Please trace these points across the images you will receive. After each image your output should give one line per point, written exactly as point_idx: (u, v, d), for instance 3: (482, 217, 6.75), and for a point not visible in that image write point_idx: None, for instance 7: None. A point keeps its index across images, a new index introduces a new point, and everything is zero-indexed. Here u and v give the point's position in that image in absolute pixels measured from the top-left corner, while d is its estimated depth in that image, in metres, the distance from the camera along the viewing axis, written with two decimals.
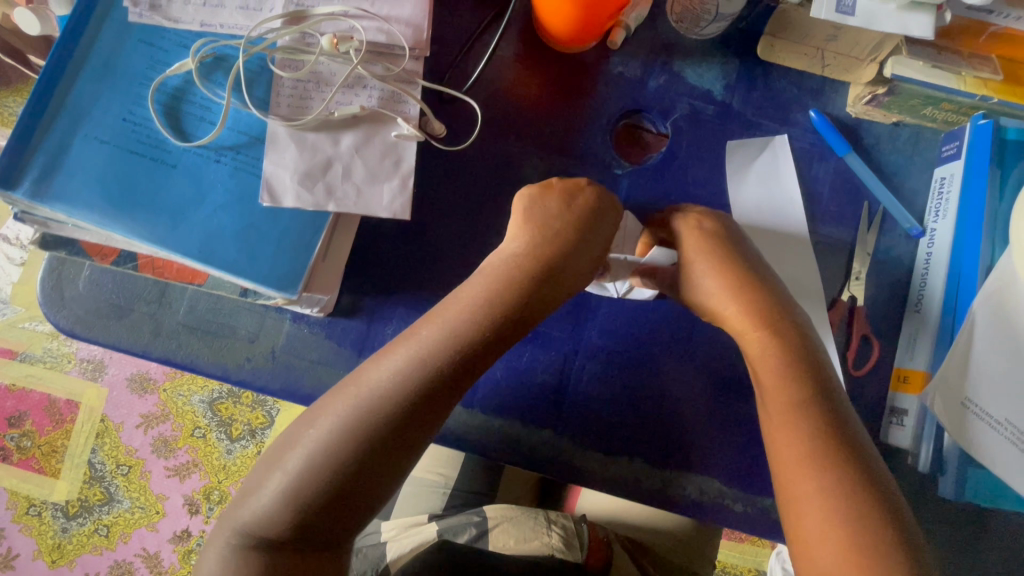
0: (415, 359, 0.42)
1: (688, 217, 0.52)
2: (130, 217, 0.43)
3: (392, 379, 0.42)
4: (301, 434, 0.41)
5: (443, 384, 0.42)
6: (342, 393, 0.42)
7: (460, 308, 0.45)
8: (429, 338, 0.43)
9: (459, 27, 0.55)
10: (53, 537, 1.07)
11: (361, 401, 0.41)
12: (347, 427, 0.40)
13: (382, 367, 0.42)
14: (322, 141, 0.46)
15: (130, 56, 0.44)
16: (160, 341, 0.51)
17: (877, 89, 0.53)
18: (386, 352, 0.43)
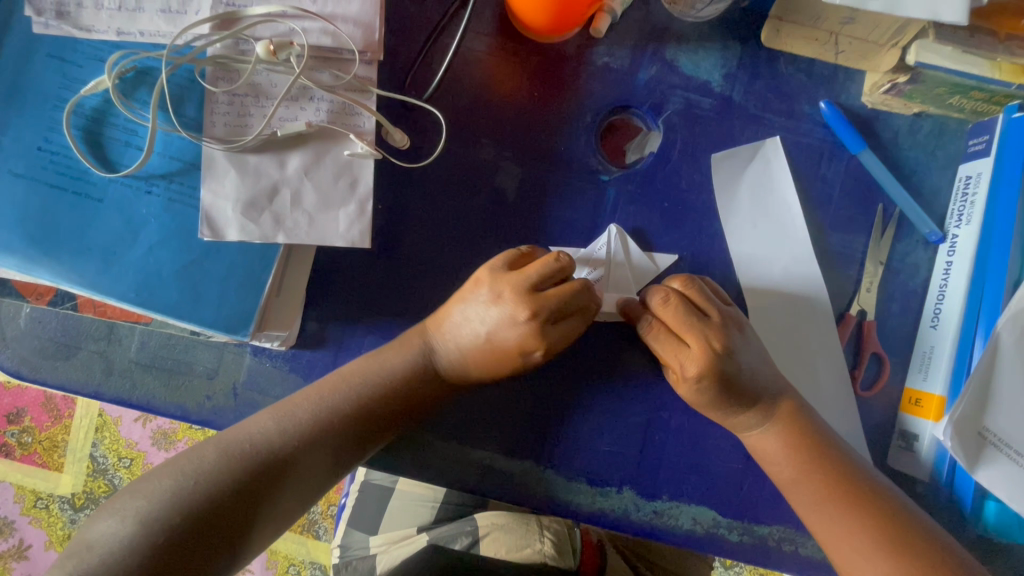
0: (332, 402, 0.43)
1: (688, 352, 0.44)
2: (56, 260, 0.39)
3: (307, 417, 0.42)
4: (190, 456, 0.39)
5: (360, 431, 0.43)
6: (235, 444, 0.40)
7: (387, 354, 0.45)
8: (338, 398, 0.43)
9: (423, 16, 0.48)
10: (63, 528, 1.08)
11: (253, 456, 0.40)
12: (244, 454, 0.40)
13: (296, 406, 0.43)
14: (265, 163, 0.41)
15: (40, 75, 0.39)
16: (112, 381, 0.47)
17: (898, 77, 0.46)
18: (288, 400, 0.43)
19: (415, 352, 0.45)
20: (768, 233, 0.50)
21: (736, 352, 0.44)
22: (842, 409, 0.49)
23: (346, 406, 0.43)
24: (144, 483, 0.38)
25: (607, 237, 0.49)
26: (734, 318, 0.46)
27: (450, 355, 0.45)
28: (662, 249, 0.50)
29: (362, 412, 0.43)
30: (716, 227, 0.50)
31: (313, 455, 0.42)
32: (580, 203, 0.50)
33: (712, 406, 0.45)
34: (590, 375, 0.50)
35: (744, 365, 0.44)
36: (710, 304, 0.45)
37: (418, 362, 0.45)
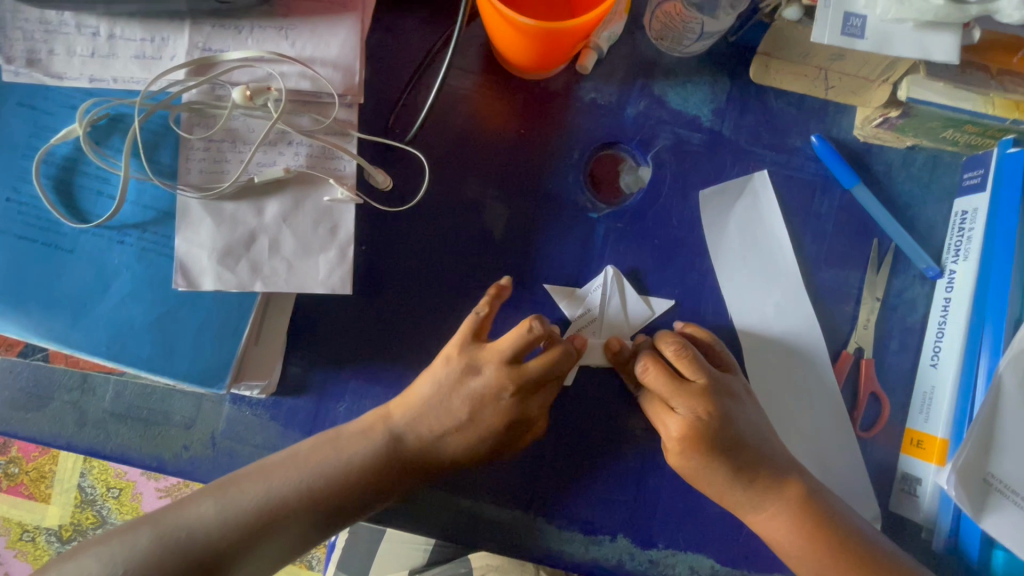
0: (302, 476, 0.42)
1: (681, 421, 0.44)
2: (25, 314, 0.38)
3: (275, 493, 0.41)
4: (155, 522, 0.39)
5: (326, 509, 0.42)
6: (197, 518, 0.39)
7: (363, 424, 0.44)
8: (286, 477, 0.42)
9: (406, 54, 0.47)
10: (50, 558, 1.05)
11: (193, 541, 0.39)
12: (205, 532, 0.39)
13: (266, 479, 0.41)
14: (242, 211, 0.40)
15: (10, 123, 0.38)
16: (85, 433, 0.45)
17: (890, 111, 0.46)
18: (260, 467, 0.42)
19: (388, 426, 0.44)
20: (759, 271, 0.49)
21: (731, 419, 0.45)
22: (840, 449, 0.48)
23: (317, 485, 0.42)
24: (106, 541, 0.38)
25: (602, 277, 0.48)
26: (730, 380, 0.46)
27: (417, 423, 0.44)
28: (654, 288, 0.49)
29: (333, 484, 0.42)
30: (707, 265, 0.49)
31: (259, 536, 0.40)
32: (568, 240, 0.49)
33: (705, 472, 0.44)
34: (574, 437, 0.48)
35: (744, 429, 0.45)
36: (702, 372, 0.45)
37: (384, 434, 0.44)
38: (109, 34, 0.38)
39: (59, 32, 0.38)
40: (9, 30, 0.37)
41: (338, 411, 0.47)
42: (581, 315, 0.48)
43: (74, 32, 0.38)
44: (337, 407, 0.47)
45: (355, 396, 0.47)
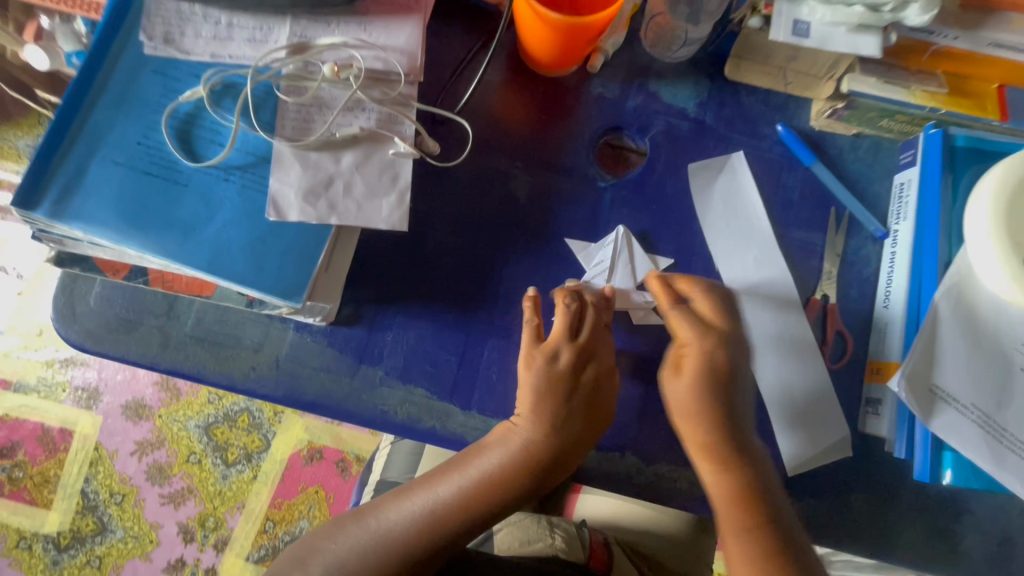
0: (461, 486, 0.52)
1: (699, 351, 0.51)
2: (144, 234, 0.46)
3: (442, 510, 0.52)
4: (355, 531, 0.52)
5: (480, 511, 0.52)
6: (384, 545, 0.51)
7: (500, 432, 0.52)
8: (463, 477, 0.52)
9: (449, 54, 0.59)
10: (44, 569, 1.19)
11: (392, 548, 0.51)
12: (393, 551, 0.51)
13: (432, 498, 0.52)
14: (324, 159, 0.49)
15: (145, 86, 0.48)
16: (168, 353, 0.53)
17: (836, 103, 0.58)
18: (430, 477, 0.53)
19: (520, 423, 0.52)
20: (739, 231, 0.59)
21: (713, 370, 0.51)
22: (817, 380, 0.56)
23: (475, 506, 0.52)
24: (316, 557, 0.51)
25: (614, 234, 0.57)
26: (712, 335, 0.51)
27: (538, 427, 0.51)
28: (653, 245, 0.59)
29: (485, 490, 0.52)
30: (697, 226, 0.59)
31: (466, 511, 0.52)
32: (581, 204, 0.59)
33: (690, 418, 0.51)
34: None
35: (722, 383, 0.51)
36: (691, 327, 0.52)
37: (516, 441, 0.52)
38: (228, 22, 0.49)
39: (189, 19, 0.49)
40: (153, 16, 0.48)
41: (386, 341, 0.54)
42: (593, 266, 0.57)
43: (201, 19, 0.49)
44: (385, 338, 0.54)
45: (401, 327, 0.55)
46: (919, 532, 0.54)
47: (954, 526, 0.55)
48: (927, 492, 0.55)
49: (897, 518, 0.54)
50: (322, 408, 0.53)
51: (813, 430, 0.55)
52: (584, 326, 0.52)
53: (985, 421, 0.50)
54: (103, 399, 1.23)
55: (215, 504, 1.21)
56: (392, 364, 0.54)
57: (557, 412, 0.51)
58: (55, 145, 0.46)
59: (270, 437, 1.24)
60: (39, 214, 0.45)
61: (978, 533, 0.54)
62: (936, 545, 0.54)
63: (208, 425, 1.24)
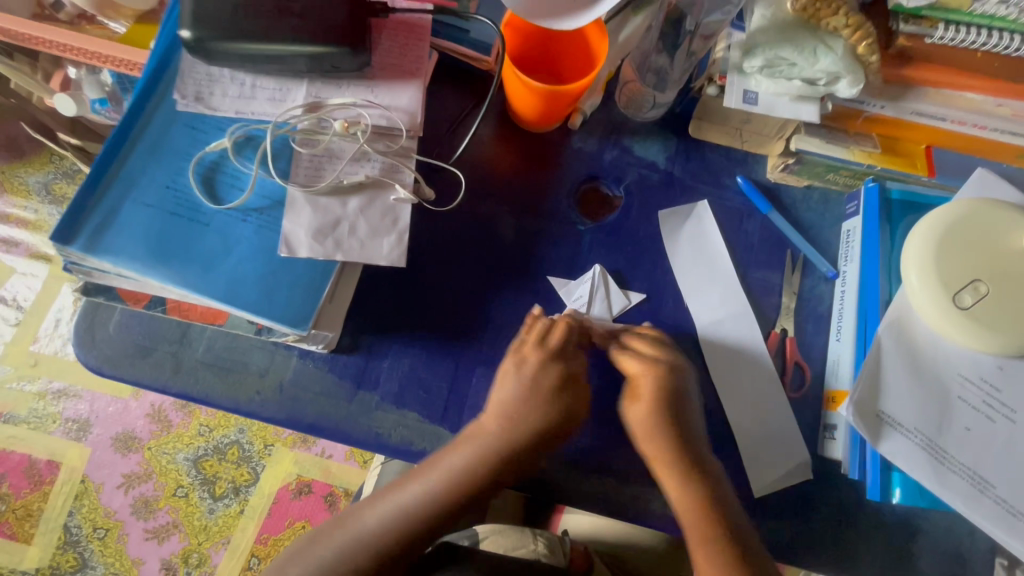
0: (431, 483, 0.59)
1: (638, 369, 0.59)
2: (168, 267, 0.51)
3: (414, 504, 0.59)
4: (337, 530, 0.59)
5: (448, 507, 0.60)
6: (363, 539, 0.57)
7: (471, 435, 0.59)
8: (427, 481, 0.59)
9: (447, 111, 0.66)
10: None
11: (370, 541, 0.57)
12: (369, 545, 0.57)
13: (405, 496, 0.60)
14: (333, 203, 0.55)
15: (176, 138, 0.54)
16: (179, 377, 0.57)
17: (787, 160, 0.65)
18: (404, 479, 0.61)
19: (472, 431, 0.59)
20: (705, 271, 0.65)
21: (661, 403, 0.58)
22: (778, 407, 0.61)
23: (444, 501, 0.59)
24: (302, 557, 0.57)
25: (592, 272, 0.64)
26: (652, 367, 0.58)
27: (490, 434, 0.59)
28: (627, 282, 0.65)
29: (453, 490, 0.59)
30: (667, 266, 0.65)
31: (431, 512, 0.59)
32: (562, 245, 0.65)
33: (650, 437, 0.58)
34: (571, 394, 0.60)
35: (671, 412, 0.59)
36: (638, 362, 0.59)
37: (478, 441, 0.59)
38: (252, 83, 0.56)
39: (217, 80, 0.56)
40: (186, 77, 0.55)
41: (383, 367, 0.59)
42: (576, 301, 0.63)
43: (228, 81, 0.56)
44: (382, 364, 0.59)
45: (397, 355, 0.60)
46: (876, 551, 0.58)
47: (909, 546, 0.59)
48: (882, 512, 0.59)
49: (855, 537, 0.58)
50: (321, 430, 0.58)
51: (775, 454, 0.60)
52: (559, 333, 0.59)
53: (928, 445, 0.55)
54: (92, 432, 1.22)
55: (199, 540, 1.20)
56: (387, 389, 0.59)
57: (537, 416, 0.59)
58: (92, 188, 0.51)
59: (258, 471, 1.23)
60: (74, 249, 0.50)
61: (931, 552, 0.58)
62: (892, 564, 0.58)
63: (197, 458, 1.23)
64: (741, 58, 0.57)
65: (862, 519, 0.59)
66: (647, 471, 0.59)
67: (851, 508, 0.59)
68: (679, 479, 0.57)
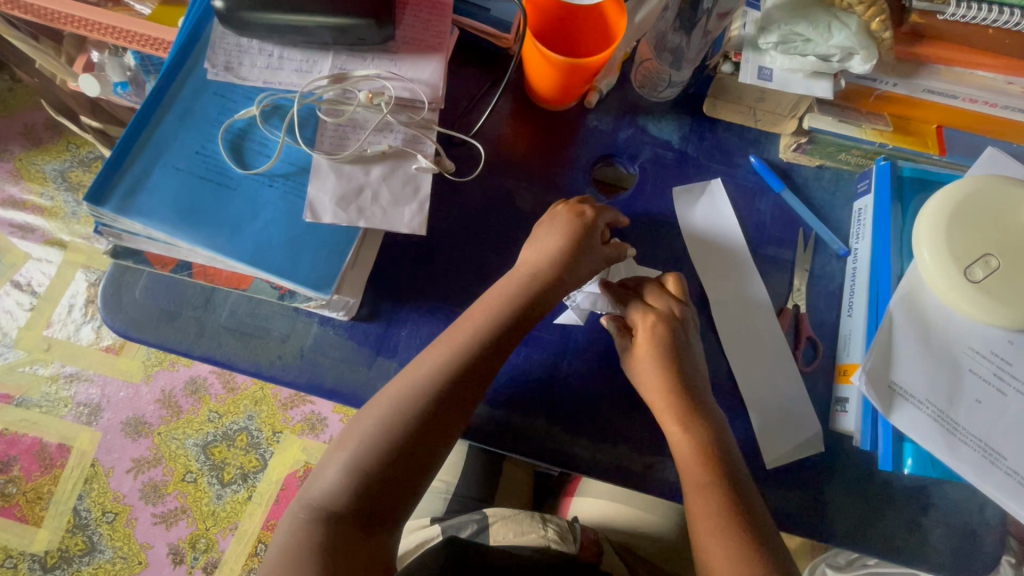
0: (405, 400, 0.52)
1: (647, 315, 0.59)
2: (196, 229, 0.52)
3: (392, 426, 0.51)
4: (325, 471, 0.51)
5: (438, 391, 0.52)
6: (354, 468, 0.50)
7: (455, 338, 0.54)
8: (404, 391, 0.52)
9: (465, 89, 0.68)
10: None
11: (361, 470, 0.50)
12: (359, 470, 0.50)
13: (384, 416, 0.51)
14: (356, 171, 0.57)
15: (205, 105, 0.56)
16: (202, 342, 0.58)
17: (799, 139, 0.66)
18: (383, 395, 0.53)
19: (384, 410, 0.51)
20: (719, 248, 0.66)
21: (661, 350, 0.57)
22: (790, 380, 0.61)
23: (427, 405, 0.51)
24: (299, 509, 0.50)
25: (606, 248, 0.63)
26: (654, 313, 0.58)
27: (404, 412, 0.51)
28: (641, 257, 0.66)
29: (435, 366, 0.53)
30: (680, 242, 0.66)
31: (414, 427, 0.51)
32: None
33: (656, 394, 0.57)
34: (586, 364, 0.61)
35: (670, 359, 0.57)
36: (637, 311, 0.59)
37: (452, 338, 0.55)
38: (280, 55, 0.58)
39: (246, 51, 0.57)
40: (216, 47, 0.57)
41: (401, 336, 0.60)
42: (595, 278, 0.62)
43: (256, 52, 0.57)
44: (400, 333, 0.60)
45: (415, 324, 0.61)
46: (888, 523, 0.59)
47: (921, 519, 0.59)
48: (894, 485, 0.59)
49: (867, 510, 0.59)
50: (341, 396, 0.58)
51: (788, 426, 0.60)
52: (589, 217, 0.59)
53: (940, 416, 0.56)
54: (104, 416, 1.24)
55: (207, 524, 1.20)
56: (405, 356, 0.60)
57: (549, 383, 0.60)
58: (125, 152, 0.53)
59: (266, 458, 1.24)
60: (107, 209, 0.51)
61: (943, 525, 0.59)
62: (905, 537, 0.58)
63: (206, 444, 1.24)
64: (756, 35, 0.59)
65: (873, 492, 0.59)
66: (661, 442, 0.59)
67: (863, 480, 0.59)
68: (696, 430, 0.55)
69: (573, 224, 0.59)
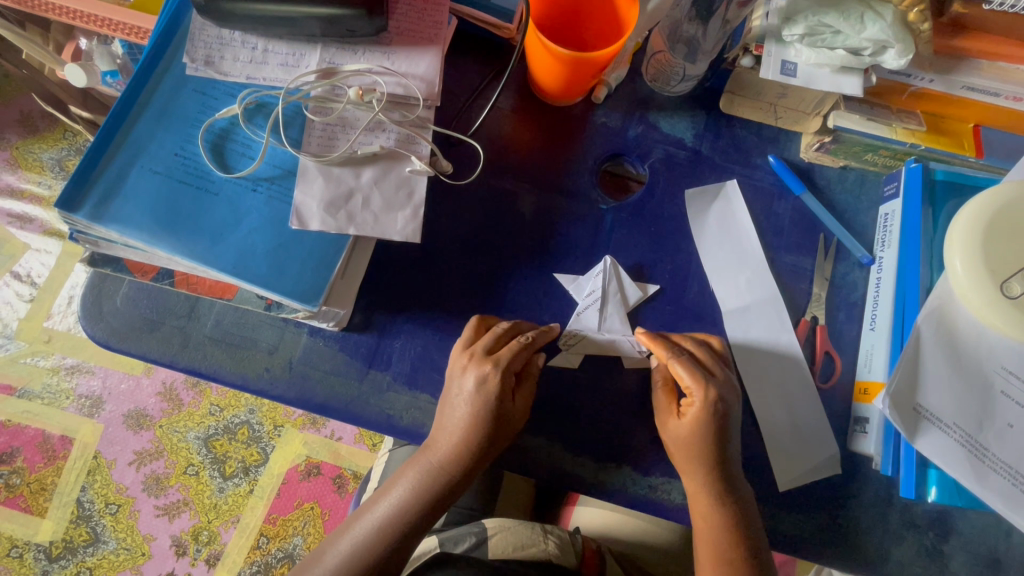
0: (418, 483, 0.53)
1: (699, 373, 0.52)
2: (174, 237, 0.49)
3: (401, 503, 0.53)
4: (334, 541, 0.54)
5: (451, 479, 0.53)
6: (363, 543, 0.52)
7: (458, 431, 0.51)
8: (418, 475, 0.53)
9: (465, 83, 0.64)
10: None
11: (369, 543, 0.52)
12: (364, 547, 0.52)
13: (393, 494, 0.54)
14: (346, 174, 0.53)
15: (185, 103, 0.53)
16: (187, 353, 0.55)
17: (823, 138, 0.61)
18: (396, 474, 0.55)
19: (393, 496, 0.53)
20: (733, 255, 0.62)
21: (708, 423, 0.51)
22: (806, 396, 0.58)
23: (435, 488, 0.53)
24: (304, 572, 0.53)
25: (602, 264, 0.60)
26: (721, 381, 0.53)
27: (378, 533, 0.53)
28: (651, 264, 0.62)
29: (444, 454, 0.52)
30: (692, 249, 0.62)
31: (423, 508, 0.53)
32: (584, 224, 0.62)
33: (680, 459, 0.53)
34: (589, 379, 0.58)
35: (716, 434, 0.51)
36: (689, 373, 0.52)
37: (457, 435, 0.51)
38: (264, 48, 0.54)
39: (228, 44, 0.54)
40: (196, 40, 0.53)
41: (395, 347, 0.57)
42: (586, 297, 0.59)
43: (239, 45, 0.54)
44: (394, 344, 0.57)
45: (409, 335, 0.57)
46: (908, 549, 0.55)
47: (942, 546, 0.56)
48: (914, 509, 0.56)
49: (885, 535, 0.56)
50: (332, 410, 0.56)
51: (802, 446, 0.57)
52: (507, 355, 0.51)
53: (968, 441, 0.52)
54: (105, 408, 1.22)
55: (209, 518, 1.19)
56: (400, 369, 0.57)
57: (551, 399, 0.57)
58: (99, 154, 0.50)
59: (267, 452, 1.23)
60: (79, 216, 0.48)
61: (965, 553, 0.56)
62: (925, 564, 0.55)
63: (207, 437, 1.22)
64: (780, 26, 0.54)
65: (893, 516, 0.56)
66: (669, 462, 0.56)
67: (881, 504, 0.56)
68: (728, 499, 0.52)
69: (494, 378, 0.51)
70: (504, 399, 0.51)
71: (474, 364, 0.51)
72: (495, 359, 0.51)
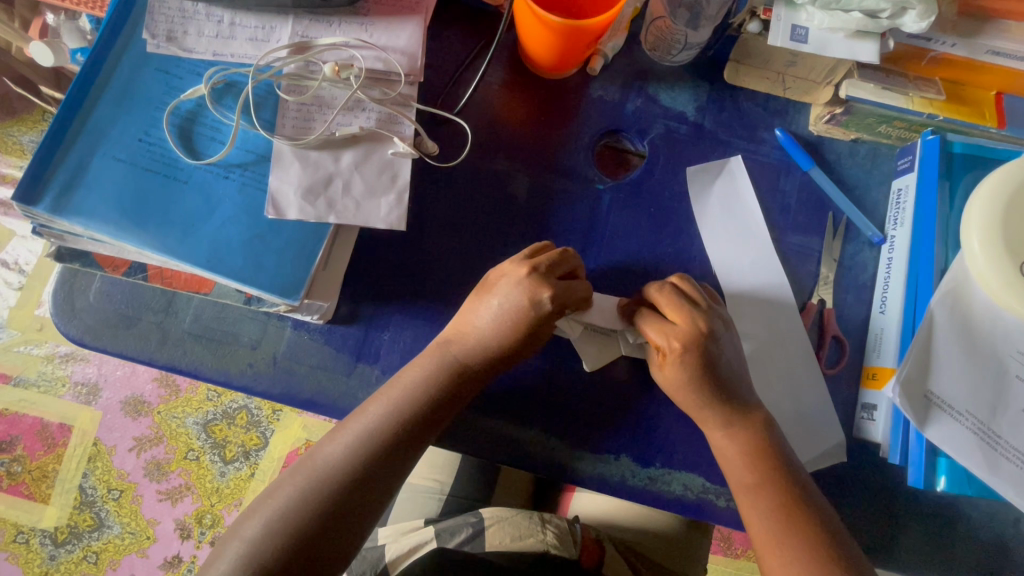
0: (451, 359, 0.50)
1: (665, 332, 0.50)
2: (144, 229, 0.46)
3: (427, 376, 0.49)
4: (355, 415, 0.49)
5: (486, 354, 0.50)
6: (390, 413, 0.48)
7: (500, 320, 0.49)
8: (453, 347, 0.50)
9: (452, 55, 0.60)
10: (41, 564, 1.17)
11: (396, 413, 0.48)
12: (389, 417, 0.48)
13: (422, 366, 0.50)
14: (324, 158, 0.50)
15: (148, 84, 0.49)
16: (166, 349, 0.53)
17: (834, 108, 0.58)
18: (426, 352, 0.51)
19: (422, 370, 0.50)
20: (735, 236, 0.59)
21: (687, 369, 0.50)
22: (812, 383, 0.56)
23: (467, 363, 0.50)
24: (320, 448, 0.48)
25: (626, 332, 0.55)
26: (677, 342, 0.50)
27: (405, 405, 0.48)
28: (651, 246, 0.59)
29: (482, 335, 0.50)
30: (694, 230, 0.59)
31: (452, 381, 0.49)
32: (579, 205, 0.59)
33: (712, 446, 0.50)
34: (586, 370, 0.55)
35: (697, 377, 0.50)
36: (659, 332, 0.50)
37: (499, 326, 0.50)
38: (231, 21, 0.50)
39: (192, 18, 0.50)
40: (156, 13, 0.49)
41: (383, 339, 0.55)
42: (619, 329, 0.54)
43: (203, 18, 0.50)
44: (382, 336, 0.55)
45: (398, 326, 0.55)
46: (915, 537, 0.54)
47: (950, 533, 0.54)
48: (922, 497, 0.55)
49: (891, 523, 0.54)
50: (320, 406, 0.53)
51: (807, 435, 0.55)
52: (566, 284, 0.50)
53: (981, 428, 0.50)
54: (103, 395, 1.21)
55: (212, 501, 1.19)
56: (389, 362, 0.54)
57: (546, 389, 0.55)
58: (56, 141, 0.46)
59: (267, 436, 1.22)
60: (39, 209, 0.45)
61: (974, 540, 0.54)
62: (933, 551, 0.54)
63: (206, 423, 1.22)
64: None
65: (900, 504, 0.55)
66: (669, 452, 0.54)
67: (887, 492, 0.55)
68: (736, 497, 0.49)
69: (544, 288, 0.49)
70: (548, 314, 0.49)
71: (514, 271, 0.50)
72: (532, 262, 0.50)
